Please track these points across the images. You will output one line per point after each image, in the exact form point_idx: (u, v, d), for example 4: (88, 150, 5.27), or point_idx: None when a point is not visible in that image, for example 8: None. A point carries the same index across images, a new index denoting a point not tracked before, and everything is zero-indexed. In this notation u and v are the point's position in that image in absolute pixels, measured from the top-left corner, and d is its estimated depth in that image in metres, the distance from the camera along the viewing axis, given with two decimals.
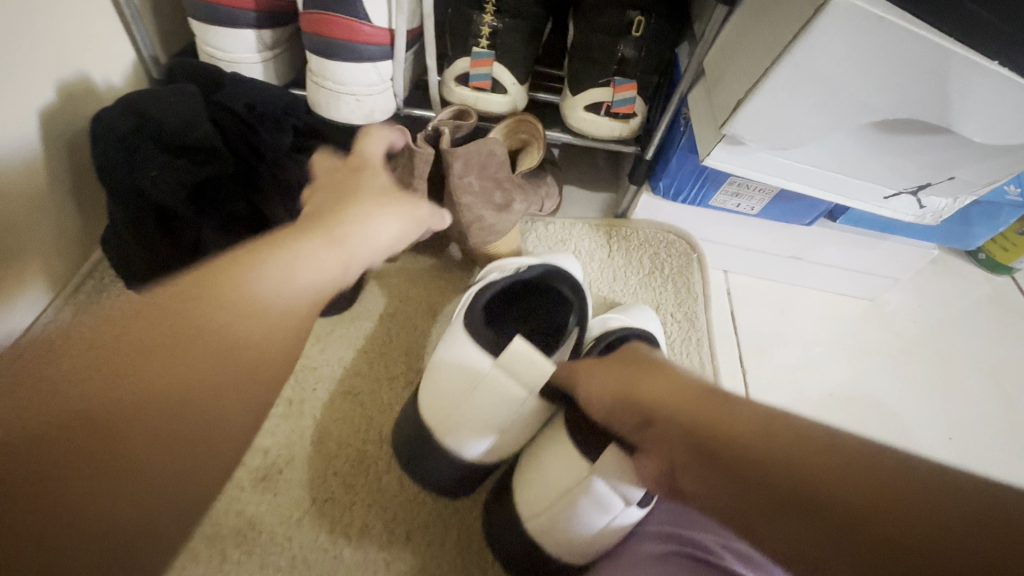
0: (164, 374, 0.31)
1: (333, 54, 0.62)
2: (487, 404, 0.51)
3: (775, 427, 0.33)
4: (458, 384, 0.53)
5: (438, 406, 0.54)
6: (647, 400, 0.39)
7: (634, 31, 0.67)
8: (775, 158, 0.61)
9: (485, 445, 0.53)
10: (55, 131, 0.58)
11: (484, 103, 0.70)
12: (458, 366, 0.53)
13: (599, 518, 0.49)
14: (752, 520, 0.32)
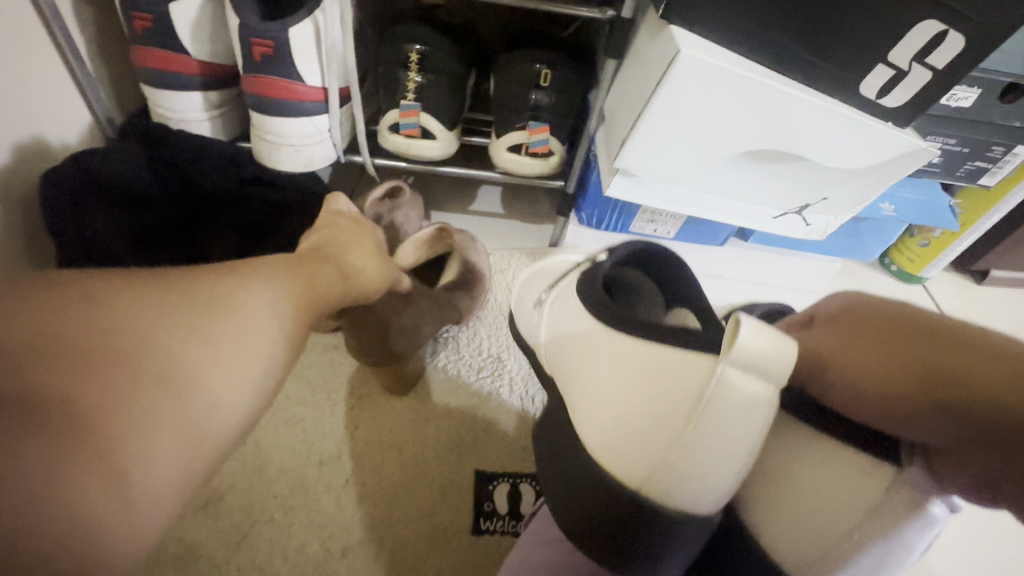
0: (188, 339, 0.30)
1: (273, 111, 0.69)
2: (720, 438, 0.38)
3: (997, 353, 0.34)
4: (663, 415, 0.41)
5: (641, 456, 0.42)
6: (894, 354, 0.37)
7: (544, 82, 0.74)
8: (668, 188, 0.69)
9: (703, 488, 0.39)
10: (9, 189, 0.63)
11: (415, 148, 0.78)
12: (634, 384, 0.45)
13: (919, 541, 0.34)
14: (992, 457, 0.32)
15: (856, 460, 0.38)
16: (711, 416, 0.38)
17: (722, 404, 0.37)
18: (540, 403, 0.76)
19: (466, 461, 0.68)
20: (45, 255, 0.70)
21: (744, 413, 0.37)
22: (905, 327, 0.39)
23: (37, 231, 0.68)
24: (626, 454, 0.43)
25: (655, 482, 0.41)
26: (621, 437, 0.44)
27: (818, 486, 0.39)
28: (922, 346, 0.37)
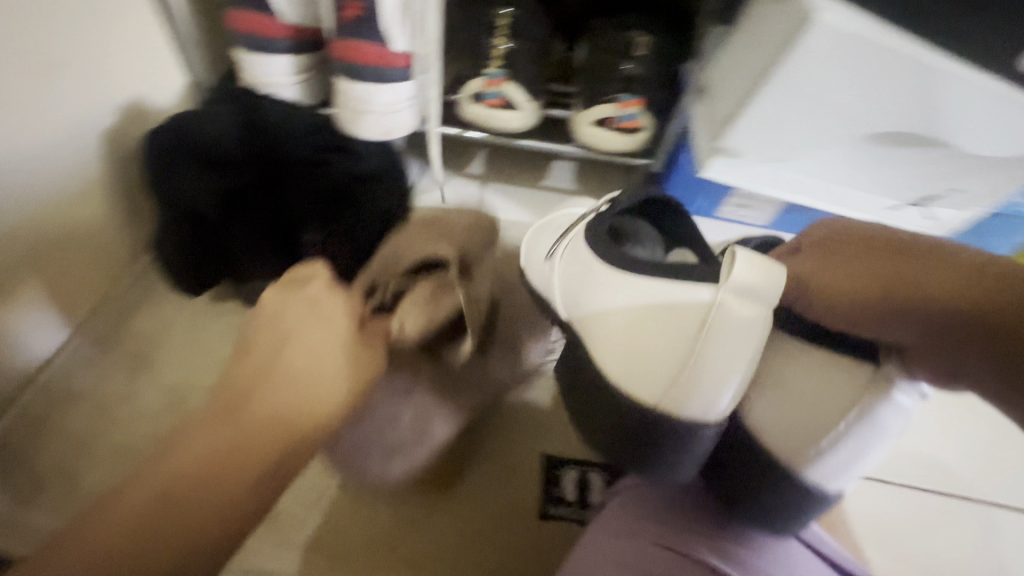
0: (219, 428, 0.41)
1: (359, 78, 0.68)
2: (722, 356, 0.39)
3: (884, 260, 0.38)
4: (671, 342, 0.41)
5: (653, 381, 0.42)
6: (820, 268, 0.41)
7: (635, 51, 0.71)
8: (774, 170, 0.63)
9: (723, 399, 0.40)
10: (112, 148, 0.66)
11: (497, 119, 0.75)
12: (645, 318, 0.42)
13: (892, 422, 0.39)
14: (962, 352, 0.34)
15: (839, 363, 0.41)
16: (715, 343, 0.39)
17: (722, 326, 0.38)
18: None
19: (535, 445, 0.66)
20: (143, 213, 0.73)
21: (737, 334, 0.38)
22: (823, 256, 0.42)
23: (135, 189, 0.71)
24: (639, 378, 0.43)
25: (671, 397, 0.41)
26: (632, 364, 0.43)
27: (808, 385, 0.41)
28: (859, 264, 0.39)
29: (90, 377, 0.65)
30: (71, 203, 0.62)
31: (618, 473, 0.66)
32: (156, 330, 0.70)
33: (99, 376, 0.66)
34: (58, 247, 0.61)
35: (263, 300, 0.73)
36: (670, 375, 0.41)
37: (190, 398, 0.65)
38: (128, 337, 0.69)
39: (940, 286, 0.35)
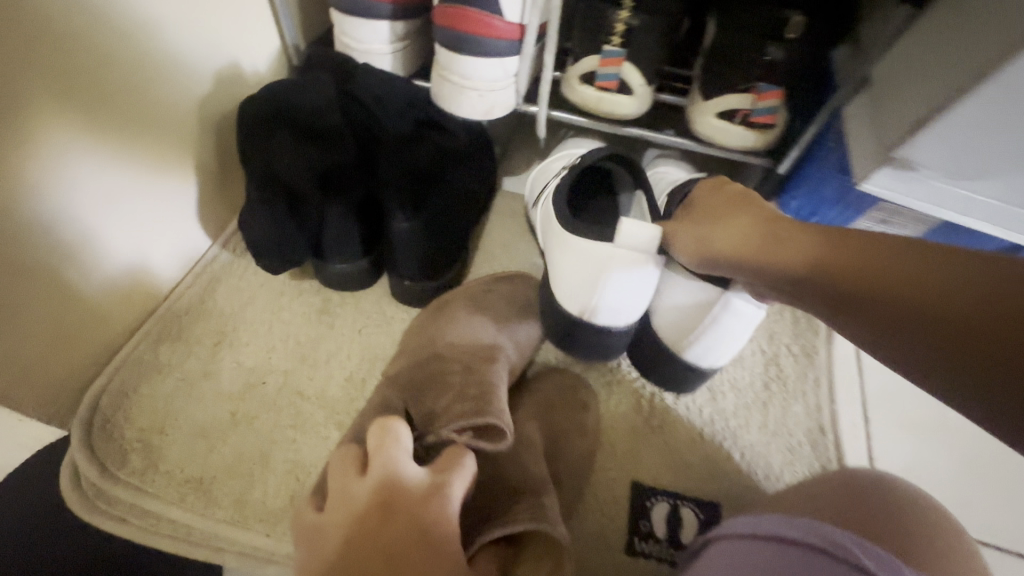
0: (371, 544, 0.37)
1: (464, 49, 0.61)
2: (623, 288, 0.55)
3: (846, 240, 0.41)
4: (580, 279, 0.56)
5: (575, 300, 0.57)
6: (771, 249, 0.45)
7: (789, 32, 0.60)
8: (964, 192, 0.51)
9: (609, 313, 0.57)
10: (207, 114, 0.63)
11: (608, 104, 0.67)
12: (576, 268, 0.56)
13: (734, 325, 0.55)
14: (900, 328, 0.36)
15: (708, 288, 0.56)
16: (607, 278, 0.54)
17: (618, 270, 0.54)
18: (708, 416, 0.66)
19: (622, 468, 0.61)
20: (232, 182, 0.71)
21: (628, 275, 0.54)
22: (781, 226, 0.45)
23: (227, 157, 0.68)
24: (573, 302, 0.58)
25: (589, 313, 0.57)
26: (563, 294, 0.59)
27: (688, 300, 0.58)
28: (793, 240, 0.44)
29: (174, 350, 0.64)
30: (165, 160, 0.59)
31: (712, 510, 0.60)
32: (238, 306, 0.68)
33: (183, 349, 0.65)
34: (149, 189, 0.59)
35: (343, 284, 0.69)
36: (563, 294, 0.58)
37: (269, 381, 0.64)
38: (211, 310, 0.68)
39: (935, 278, 0.35)
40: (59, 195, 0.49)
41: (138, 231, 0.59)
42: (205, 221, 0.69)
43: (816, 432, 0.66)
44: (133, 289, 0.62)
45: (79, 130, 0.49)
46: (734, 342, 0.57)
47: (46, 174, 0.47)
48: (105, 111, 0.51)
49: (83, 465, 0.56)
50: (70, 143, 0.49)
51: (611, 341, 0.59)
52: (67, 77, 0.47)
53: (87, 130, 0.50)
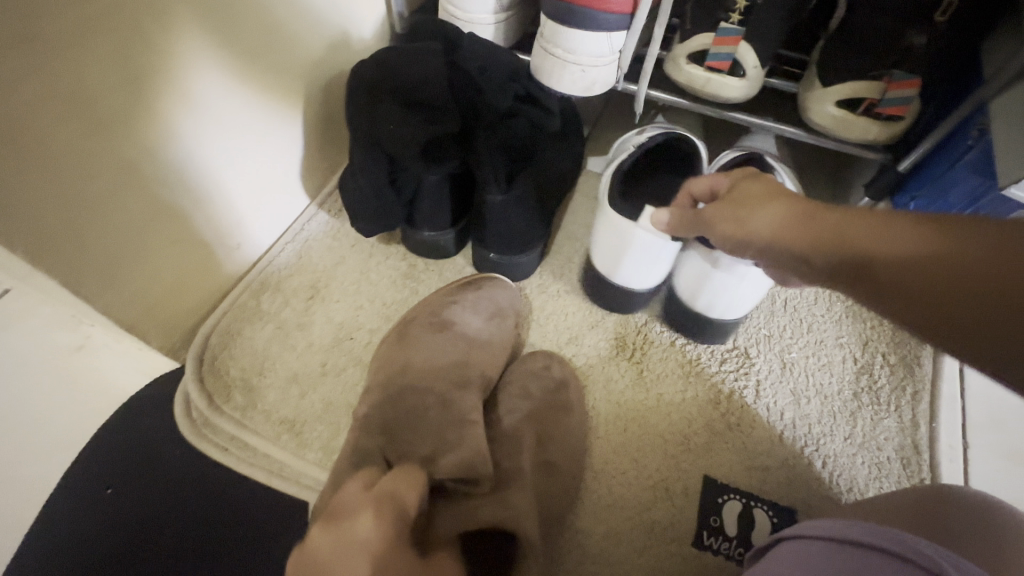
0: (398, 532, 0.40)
1: (572, 22, 0.60)
2: (648, 263, 0.58)
3: (944, 234, 0.29)
4: (607, 246, 0.59)
5: (604, 258, 0.61)
6: (844, 245, 0.32)
7: (940, 16, 0.55)
8: None
9: (640, 279, 0.60)
10: (315, 77, 0.66)
11: (716, 85, 0.64)
12: (603, 234, 0.59)
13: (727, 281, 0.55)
14: None
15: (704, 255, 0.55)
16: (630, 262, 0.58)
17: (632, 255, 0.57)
18: (789, 419, 0.64)
19: (694, 461, 0.60)
20: (331, 146, 0.74)
21: (641, 259, 0.57)
22: (811, 204, 0.34)
23: (328, 121, 0.71)
24: (604, 258, 0.61)
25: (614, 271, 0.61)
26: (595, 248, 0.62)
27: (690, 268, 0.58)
28: (830, 219, 0.33)
29: (272, 300, 0.69)
30: (271, 114, 0.62)
31: (787, 515, 0.58)
32: (331, 265, 0.72)
33: (280, 300, 0.69)
34: (257, 140, 0.62)
35: (428, 250, 0.71)
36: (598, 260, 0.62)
37: (356, 337, 0.67)
38: (306, 267, 0.71)
39: None
40: (192, 111, 0.53)
41: (245, 182, 0.63)
42: (305, 180, 0.72)
43: (909, 449, 0.62)
44: (239, 240, 0.66)
45: (208, 63, 0.53)
46: (740, 295, 0.57)
47: (186, 93, 0.52)
48: (231, 49, 0.54)
49: (194, 395, 0.61)
50: (204, 66, 0.52)
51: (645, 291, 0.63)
52: (201, 32, 0.51)
53: (215, 59, 0.53)
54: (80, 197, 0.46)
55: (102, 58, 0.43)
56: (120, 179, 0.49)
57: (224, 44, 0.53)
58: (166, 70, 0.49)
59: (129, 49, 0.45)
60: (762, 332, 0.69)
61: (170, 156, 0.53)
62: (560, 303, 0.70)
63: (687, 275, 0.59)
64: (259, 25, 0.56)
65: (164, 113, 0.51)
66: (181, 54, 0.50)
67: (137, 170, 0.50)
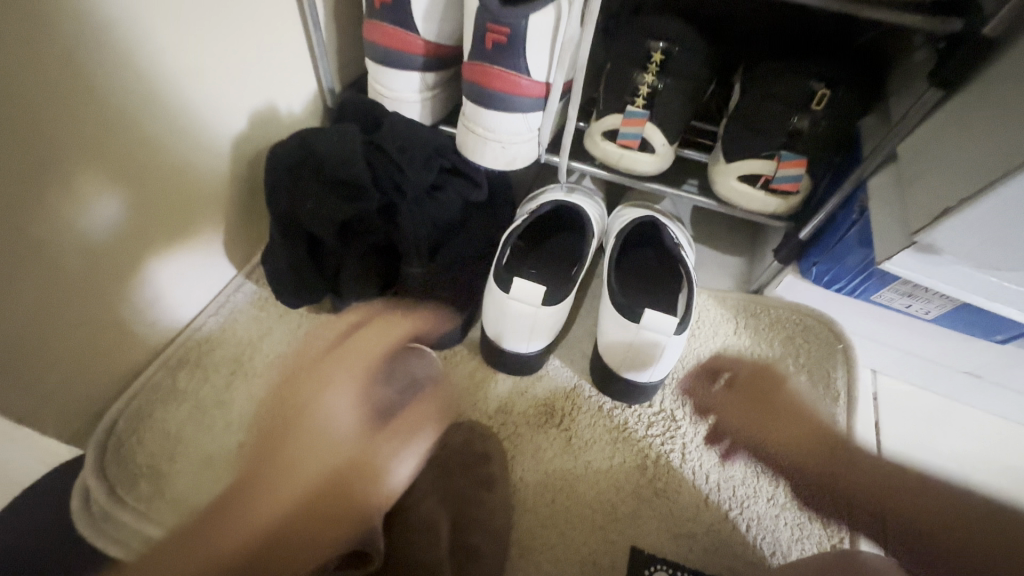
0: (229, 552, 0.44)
1: (490, 104, 0.63)
2: (528, 326, 0.63)
3: None
4: (491, 307, 0.65)
5: (491, 322, 0.66)
6: None
7: (815, 104, 0.60)
8: (981, 275, 0.50)
9: (510, 339, 0.65)
10: (241, 152, 0.67)
11: (629, 160, 0.68)
12: (489, 296, 0.65)
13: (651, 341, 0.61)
14: None
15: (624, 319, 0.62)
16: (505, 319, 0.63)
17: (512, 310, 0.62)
18: (715, 482, 0.64)
19: (621, 531, 0.60)
20: (261, 216, 0.74)
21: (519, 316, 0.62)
22: None
23: (256, 192, 0.72)
24: (492, 323, 0.66)
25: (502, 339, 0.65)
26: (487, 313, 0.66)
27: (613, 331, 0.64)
28: None
29: (191, 377, 0.66)
30: (197, 190, 0.63)
31: None
32: (256, 337, 0.71)
33: (200, 375, 0.67)
34: (166, 234, 0.61)
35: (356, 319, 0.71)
36: (486, 322, 0.67)
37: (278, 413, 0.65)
38: (230, 339, 0.70)
39: None
40: (101, 205, 0.52)
41: (158, 271, 0.62)
42: (231, 250, 0.72)
43: (829, 507, 0.64)
44: (155, 315, 0.64)
45: (110, 169, 0.52)
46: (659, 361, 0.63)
47: (87, 213, 0.51)
48: (130, 155, 0.54)
49: (94, 486, 0.57)
50: (106, 185, 0.52)
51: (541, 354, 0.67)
52: (93, 157, 0.50)
53: (116, 175, 0.53)
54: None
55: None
56: (14, 296, 0.47)
57: (123, 161, 0.53)
58: (65, 184, 0.49)
59: (24, 160, 0.45)
60: (688, 393, 0.71)
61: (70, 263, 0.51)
62: (489, 370, 0.70)
63: (609, 333, 0.64)
64: (169, 126, 0.56)
65: (73, 228, 0.51)
66: (76, 167, 0.49)
67: (42, 270, 0.49)
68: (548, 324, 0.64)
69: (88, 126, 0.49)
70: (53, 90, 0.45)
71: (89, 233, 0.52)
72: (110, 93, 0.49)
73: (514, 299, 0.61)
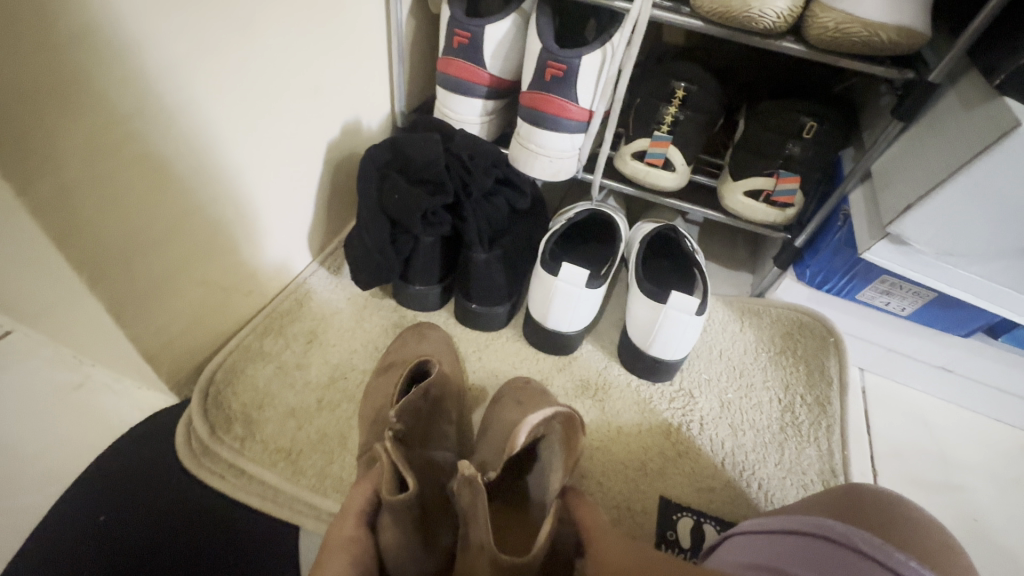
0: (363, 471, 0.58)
1: (543, 125, 0.77)
2: (571, 307, 0.74)
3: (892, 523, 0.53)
4: (540, 291, 0.75)
5: (539, 305, 0.76)
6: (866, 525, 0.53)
7: (805, 134, 0.74)
8: (941, 263, 0.64)
9: (554, 318, 0.75)
10: (331, 156, 0.80)
11: (654, 177, 0.82)
12: (538, 280, 0.75)
13: (673, 320, 0.71)
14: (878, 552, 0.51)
15: (651, 303, 0.73)
16: (551, 299, 0.74)
17: (556, 292, 0.73)
18: (729, 448, 0.74)
19: (651, 484, 0.69)
20: (336, 213, 0.87)
21: (564, 296, 0.73)
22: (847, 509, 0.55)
23: (336, 191, 0.84)
24: (539, 306, 0.76)
25: (546, 320, 0.76)
26: (534, 297, 0.77)
27: (641, 314, 0.75)
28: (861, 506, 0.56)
29: (274, 343, 0.76)
30: (294, 187, 0.75)
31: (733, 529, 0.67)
32: (328, 314, 0.81)
33: (282, 342, 0.76)
34: (266, 208, 0.71)
35: (417, 303, 0.82)
36: (533, 307, 0.78)
37: (350, 376, 0.74)
38: (306, 314, 0.80)
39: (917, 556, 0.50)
40: (226, 177, 0.63)
41: (253, 238, 0.71)
42: (311, 239, 0.83)
43: (828, 473, 0.73)
44: (249, 287, 0.74)
45: (229, 166, 0.62)
46: (683, 338, 0.73)
47: (215, 182, 0.61)
48: (249, 148, 0.64)
49: (198, 423, 0.66)
50: (232, 158, 0.62)
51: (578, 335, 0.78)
52: (229, 135, 0.61)
53: (242, 152, 0.63)
54: (111, 273, 0.53)
55: (146, 147, 0.52)
56: (154, 243, 0.57)
57: (245, 142, 0.63)
58: (208, 153, 0.59)
59: (185, 131, 0.55)
60: (703, 377, 0.81)
61: (182, 244, 0.60)
62: (532, 349, 0.81)
63: (638, 317, 0.75)
64: (281, 124, 0.68)
65: (204, 191, 0.60)
66: (214, 139, 0.59)
67: (177, 223, 0.59)
68: (588, 306, 0.75)
69: (221, 128, 0.59)
70: (210, 96, 0.56)
71: (201, 219, 0.62)
72: (244, 103, 0.61)
73: (561, 280, 0.72)
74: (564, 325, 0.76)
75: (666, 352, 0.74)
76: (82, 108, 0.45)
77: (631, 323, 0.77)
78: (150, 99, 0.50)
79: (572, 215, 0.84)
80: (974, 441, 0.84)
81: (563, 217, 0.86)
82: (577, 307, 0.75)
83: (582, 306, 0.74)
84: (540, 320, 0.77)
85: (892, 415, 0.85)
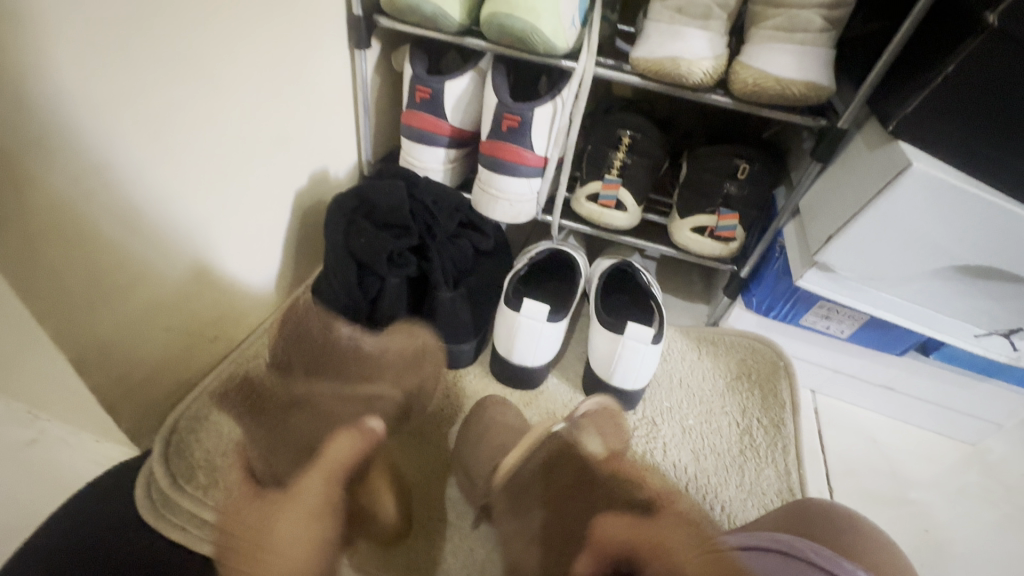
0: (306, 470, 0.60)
1: (502, 171, 0.83)
2: (534, 341, 0.77)
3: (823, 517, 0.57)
4: (504, 326, 0.78)
5: (504, 340, 0.79)
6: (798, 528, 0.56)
7: (740, 174, 0.82)
8: (866, 287, 0.70)
9: (518, 352, 0.78)
10: (298, 204, 0.83)
11: (608, 217, 0.87)
12: (502, 317, 0.79)
13: (631, 349, 0.75)
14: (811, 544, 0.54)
15: (611, 335, 0.77)
16: (515, 333, 0.77)
17: (520, 326, 0.76)
18: (692, 473, 0.77)
19: None
20: (304, 258, 0.89)
21: (527, 330, 0.76)
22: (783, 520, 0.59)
23: (304, 237, 0.87)
24: (504, 341, 0.79)
25: (511, 354, 0.79)
26: (500, 333, 0.80)
27: (602, 346, 0.78)
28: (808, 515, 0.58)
29: (240, 388, 0.76)
30: (261, 230, 0.77)
31: None
32: None
33: (247, 388, 0.76)
34: (232, 251, 0.72)
35: None
36: (498, 343, 0.81)
37: None
38: None
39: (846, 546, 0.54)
40: (194, 225, 0.65)
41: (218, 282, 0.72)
42: (279, 284, 0.85)
43: (785, 492, 0.77)
44: (214, 333, 0.75)
45: (195, 214, 0.64)
46: (643, 367, 0.77)
47: (185, 230, 0.63)
48: (214, 195, 0.66)
49: (159, 474, 0.65)
50: (203, 208, 0.65)
51: (542, 368, 0.81)
52: (196, 185, 0.63)
53: (210, 199, 0.66)
54: (72, 322, 0.54)
55: (109, 197, 0.53)
56: (119, 291, 0.58)
57: (212, 189, 0.66)
58: (175, 203, 0.61)
59: (152, 182, 0.57)
60: (665, 405, 0.84)
61: (144, 293, 0.61)
62: (499, 385, 0.83)
63: (599, 347, 0.79)
64: (246, 171, 0.70)
65: (170, 239, 0.62)
66: (181, 189, 0.61)
67: (142, 269, 0.60)
68: (550, 340, 0.78)
69: (186, 179, 0.61)
70: (176, 148, 0.59)
71: (166, 265, 0.63)
72: (209, 153, 0.63)
73: (524, 315, 0.76)
74: (530, 359, 0.79)
75: (628, 381, 0.78)
76: (50, 160, 0.47)
77: (594, 355, 0.80)
78: (117, 154, 0.52)
79: (533, 255, 0.89)
80: (920, 456, 0.89)
81: (525, 256, 0.90)
82: (541, 340, 0.77)
83: (545, 340, 0.77)
84: (505, 355, 0.79)
85: (844, 434, 0.89)
